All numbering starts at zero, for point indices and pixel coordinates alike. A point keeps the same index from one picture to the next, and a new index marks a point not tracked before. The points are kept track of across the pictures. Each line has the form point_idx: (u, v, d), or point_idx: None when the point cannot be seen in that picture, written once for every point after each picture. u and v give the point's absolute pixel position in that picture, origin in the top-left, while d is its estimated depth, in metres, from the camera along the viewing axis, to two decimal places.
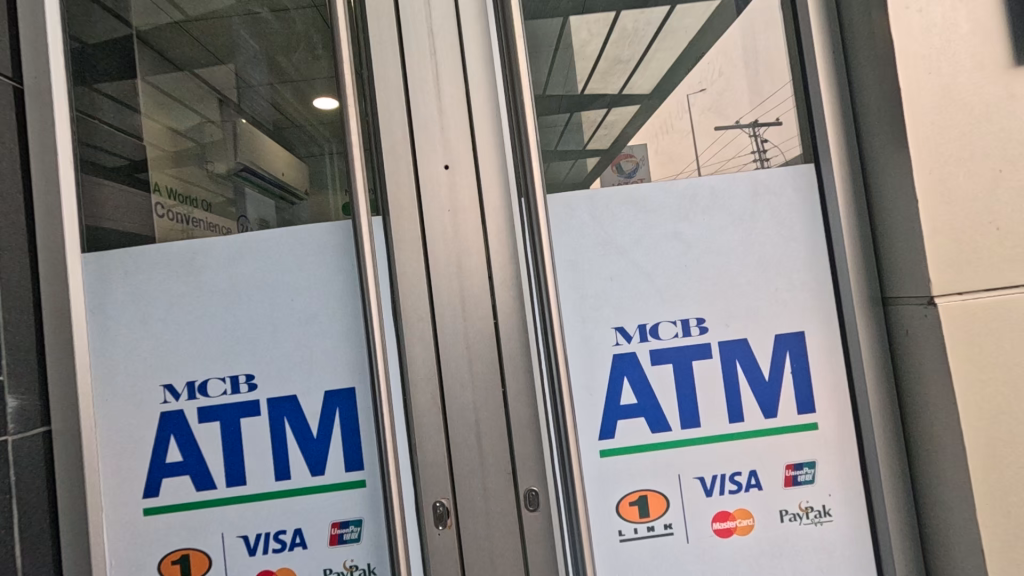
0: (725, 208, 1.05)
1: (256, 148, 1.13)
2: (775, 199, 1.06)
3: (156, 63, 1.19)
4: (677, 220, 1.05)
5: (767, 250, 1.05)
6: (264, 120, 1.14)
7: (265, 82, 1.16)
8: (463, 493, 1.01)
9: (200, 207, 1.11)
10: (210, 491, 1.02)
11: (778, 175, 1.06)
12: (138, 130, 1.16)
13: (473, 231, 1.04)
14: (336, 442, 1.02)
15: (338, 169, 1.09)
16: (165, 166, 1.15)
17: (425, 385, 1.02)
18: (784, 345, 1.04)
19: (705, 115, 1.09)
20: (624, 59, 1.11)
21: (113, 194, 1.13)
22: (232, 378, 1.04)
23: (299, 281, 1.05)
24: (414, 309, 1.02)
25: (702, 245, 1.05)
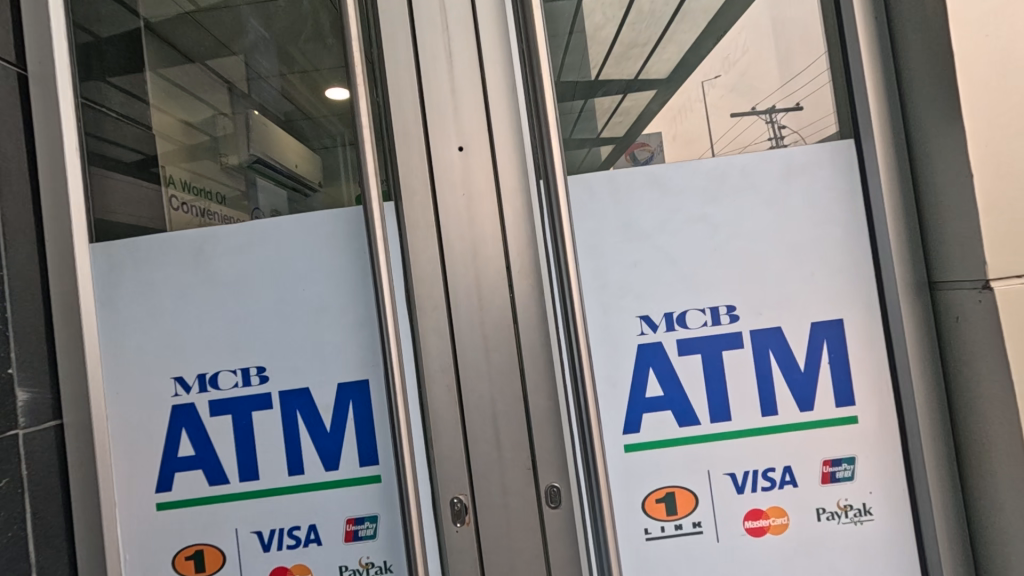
0: (758, 187, 0.99)
1: (267, 139, 1.09)
2: (812, 177, 0.99)
3: (164, 53, 1.16)
4: (705, 202, 0.99)
5: (802, 233, 0.98)
6: (274, 110, 1.10)
7: (274, 70, 1.11)
8: (481, 489, 0.97)
9: (215, 201, 1.07)
10: (223, 486, 1.00)
11: (815, 152, 0.99)
12: (149, 121, 1.14)
13: (489, 216, 0.99)
14: (350, 436, 0.99)
15: (351, 160, 1.05)
16: (177, 158, 1.12)
17: (441, 378, 0.97)
18: (821, 334, 0.98)
19: (736, 96, 1.02)
20: (640, 43, 1.04)
21: (123, 187, 1.10)
22: (243, 371, 1.01)
23: (310, 270, 1.01)
24: (428, 298, 0.98)
25: (732, 228, 0.99)
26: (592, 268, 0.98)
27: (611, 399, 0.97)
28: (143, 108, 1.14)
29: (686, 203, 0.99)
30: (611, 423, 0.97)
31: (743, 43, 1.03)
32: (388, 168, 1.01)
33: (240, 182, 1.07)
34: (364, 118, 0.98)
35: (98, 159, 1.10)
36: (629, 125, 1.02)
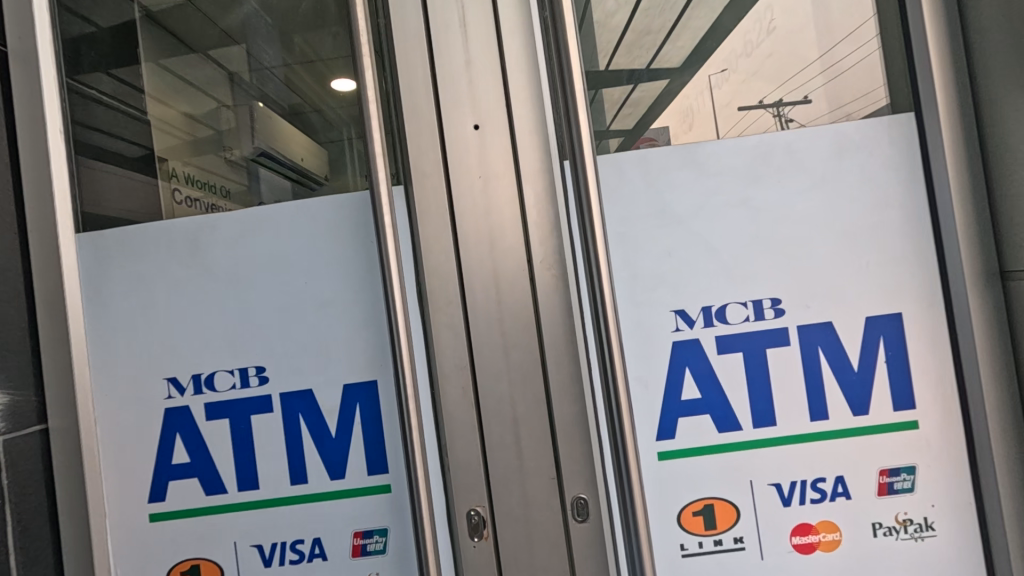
0: (807, 166, 0.89)
1: (269, 131, 1.01)
2: (868, 155, 0.88)
3: (157, 37, 1.07)
4: (748, 183, 0.89)
5: (857, 216, 0.88)
6: (274, 100, 1.02)
7: (274, 59, 1.03)
8: (501, 501, 0.88)
9: (219, 195, 0.98)
10: (220, 496, 0.92)
11: (871, 127, 0.89)
12: (144, 110, 1.06)
13: (508, 201, 0.90)
14: (358, 442, 0.91)
15: (357, 154, 0.96)
16: (172, 151, 1.03)
17: (456, 379, 0.89)
18: (877, 330, 0.88)
19: (774, 84, 0.92)
20: (653, 30, 0.95)
21: (117, 180, 1.02)
22: (241, 371, 0.93)
23: (313, 261, 0.93)
24: (442, 292, 0.89)
25: (779, 212, 0.89)
26: (622, 258, 0.89)
27: (643, 402, 0.88)
28: (136, 96, 1.06)
29: (726, 184, 0.89)
30: (642, 429, 0.88)
31: (771, 24, 0.93)
32: (398, 149, 0.92)
33: (243, 178, 0.98)
34: (372, 94, 0.88)
35: (87, 151, 1.03)
36: (637, 119, 0.92)
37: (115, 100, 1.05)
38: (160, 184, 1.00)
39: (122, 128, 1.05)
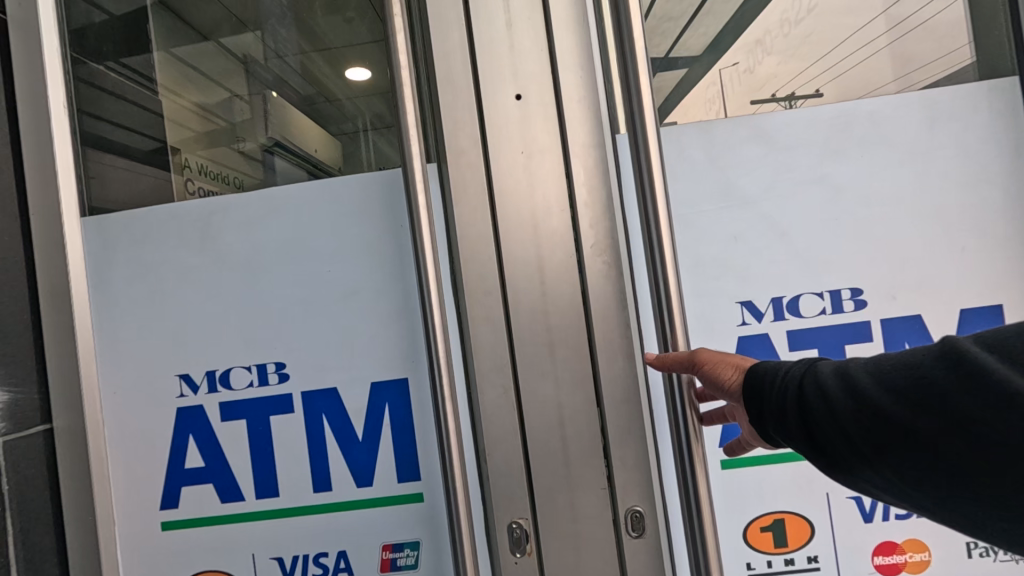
0: (891, 139, 0.81)
1: (287, 121, 0.93)
2: (961, 125, 0.80)
3: (167, 20, 0.99)
4: (826, 156, 0.81)
5: (945, 195, 0.81)
6: (290, 89, 0.94)
7: (291, 44, 0.95)
8: (546, 512, 0.79)
9: (229, 187, 0.90)
10: (237, 503, 0.84)
11: (965, 93, 0.81)
12: (149, 97, 0.98)
13: (555, 180, 0.81)
14: (387, 446, 0.82)
15: (375, 146, 0.88)
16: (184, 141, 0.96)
17: (496, 376, 0.80)
18: (972, 323, 0.80)
19: (813, 66, 0.85)
20: (675, 15, 0.87)
21: (124, 171, 0.94)
22: (259, 368, 0.85)
23: (337, 246, 0.85)
24: (480, 281, 0.81)
25: (861, 189, 0.81)
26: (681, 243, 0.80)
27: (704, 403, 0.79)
28: (140, 80, 0.99)
29: (795, 161, 0.81)
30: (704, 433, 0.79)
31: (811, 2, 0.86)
32: (432, 120, 0.83)
33: (256, 171, 0.90)
34: (405, 55, 0.76)
35: (91, 139, 0.96)
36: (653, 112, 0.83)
37: (122, 86, 0.98)
38: (170, 177, 0.93)
39: (123, 115, 0.98)
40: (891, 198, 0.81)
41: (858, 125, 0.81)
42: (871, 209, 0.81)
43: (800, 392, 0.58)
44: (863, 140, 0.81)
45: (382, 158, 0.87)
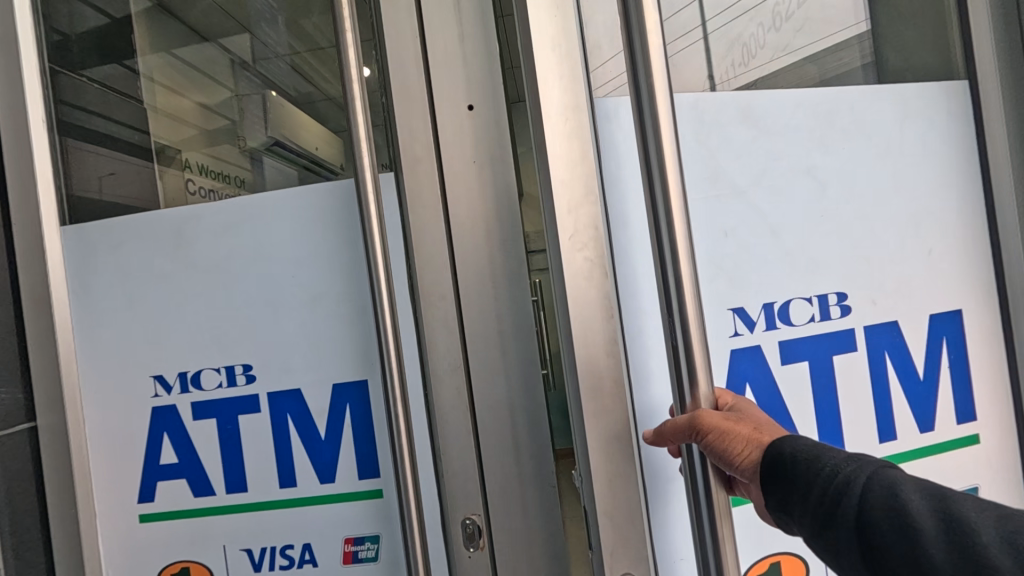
0: (867, 133, 0.84)
1: (288, 121, 0.96)
2: (927, 123, 0.86)
3: (171, 26, 1.05)
4: (813, 149, 0.82)
5: (914, 192, 0.85)
6: (288, 90, 0.98)
7: (285, 45, 0.98)
8: (498, 509, 0.83)
9: (232, 185, 0.94)
10: (209, 498, 0.89)
11: (931, 92, 0.86)
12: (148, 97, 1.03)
13: (507, 188, 0.83)
14: (348, 444, 0.86)
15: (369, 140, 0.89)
16: (190, 143, 1.00)
17: (450, 379, 0.83)
18: (941, 330, 0.86)
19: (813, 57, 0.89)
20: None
21: (109, 164, 1.00)
22: (228, 369, 0.89)
23: (299, 255, 0.87)
24: (435, 287, 0.83)
25: (839, 185, 0.83)
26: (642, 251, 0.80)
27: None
28: (133, 78, 1.04)
29: (751, 164, 0.81)
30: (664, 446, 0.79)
31: None
32: (390, 131, 0.85)
33: (245, 161, 0.95)
34: (355, 70, 0.78)
35: (77, 131, 1.01)
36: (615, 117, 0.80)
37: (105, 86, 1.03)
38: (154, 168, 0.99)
39: (115, 109, 1.03)
40: (845, 201, 0.83)
41: (806, 131, 0.82)
42: (828, 212, 0.83)
43: (867, 494, 0.51)
44: (809, 146, 0.82)
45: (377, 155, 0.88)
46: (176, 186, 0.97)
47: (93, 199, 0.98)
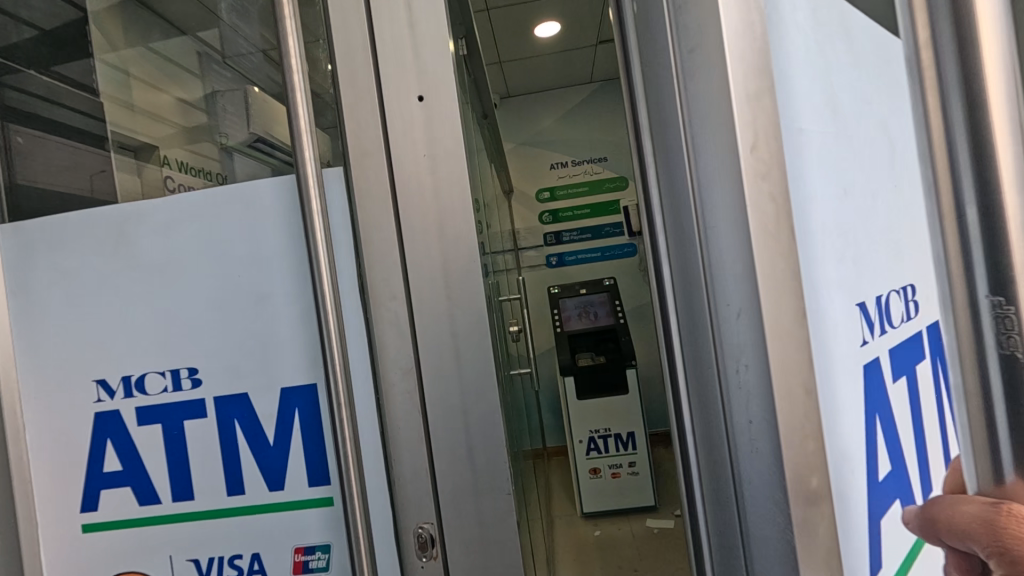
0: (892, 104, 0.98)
1: (272, 117, 0.89)
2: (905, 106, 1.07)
3: (156, 26, 1.05)
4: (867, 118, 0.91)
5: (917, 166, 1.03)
6: (267, 87, 0.93)
7: (257, 37, 0.93)
8: (453, 518, 0.80)
9: (215, 180, 0.90)
10: (154, 507, 0.86)
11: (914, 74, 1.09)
12: (130, 97, 1.04)
13: (459, 182, 0.79)
14: (298, 451, 0.83)
15: (330, 129, 0.84)
16: (172, 140, 0.98)
17: (402, 382, 0.80)
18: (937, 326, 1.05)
19: None
20: None
21: (68, 154, 0.99)
22: (173, 373, 0.85)
23: (246, 253, 0.83)
24: (386, 285, 0.80)
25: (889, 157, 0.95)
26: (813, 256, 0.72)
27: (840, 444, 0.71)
28: (114, 76, 1.05)
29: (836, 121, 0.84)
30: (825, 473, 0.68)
31: None
32: (340, 123, 0.82)
33: (213, 154, 0.92)
34: (296, 59, 0.74)
35: (38, 121, 1.02)
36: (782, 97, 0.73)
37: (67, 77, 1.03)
38: (121, 159, 0.97)
39: (77, 101, 1.03)
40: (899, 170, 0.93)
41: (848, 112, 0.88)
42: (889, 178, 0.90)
43: None
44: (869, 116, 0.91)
45: (336, 147, 0.83)
46: (154, 185, 0.93)
47: (39, 188, 0.97)
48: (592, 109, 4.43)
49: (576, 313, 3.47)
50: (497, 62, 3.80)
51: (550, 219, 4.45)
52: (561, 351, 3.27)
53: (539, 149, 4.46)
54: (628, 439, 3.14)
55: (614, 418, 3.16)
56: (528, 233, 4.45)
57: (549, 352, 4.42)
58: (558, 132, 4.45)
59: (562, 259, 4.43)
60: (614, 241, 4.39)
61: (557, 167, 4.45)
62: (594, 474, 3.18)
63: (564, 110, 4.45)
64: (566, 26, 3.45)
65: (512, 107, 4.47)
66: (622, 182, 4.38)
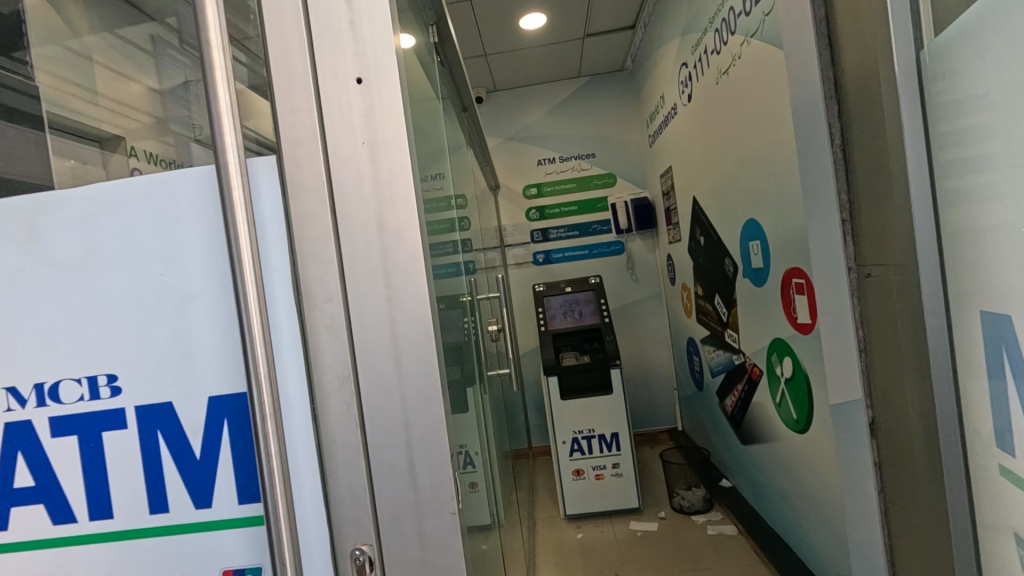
0: None
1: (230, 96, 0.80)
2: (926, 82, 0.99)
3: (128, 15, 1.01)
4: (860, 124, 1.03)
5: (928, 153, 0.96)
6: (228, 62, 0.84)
7: None
8: (391, 540, 0.73)
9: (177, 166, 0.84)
10: (70, 526, 0.78)
11: None
12: (94, 85, 0.98)
13: (402, 173, 0.72)
14: (227, 465, 0.76)
15: (263, 112, 0.77)
16: (141, 131, 0.93)
17: (337, 392, 0.73)
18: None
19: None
20: None
21: (4, 139, 0.93)
22: (90, 381, 0.78)
23: (168, 250, 0.75)
24: (321, 286, 0.73)
25: None
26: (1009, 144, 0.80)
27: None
28: (81, 63, 0.99)
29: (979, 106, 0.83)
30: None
31: None
32: (271, 105, 0.74)
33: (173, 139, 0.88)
34: (217, 34, 0.67)
35: None
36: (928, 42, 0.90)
37: (5, 62, 0.97)
38: (90, 148, 0.92)
39: (21, 82, 0.97)
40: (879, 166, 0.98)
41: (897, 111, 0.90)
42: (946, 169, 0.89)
43: None
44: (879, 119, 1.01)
45: (270, 130, 0.76)
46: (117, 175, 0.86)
47: None
48: (579, 104, 4.35)
49: (562, 312, 3.41)
50: (482, 55, 3.73)
51: (537, 216, 4.37)
52: (544, 349, 3.19)
53: (522, 143, 4.40)
54: (612, 440, 3.08)
55: (599, 418, 3.09)
56: (515, 229, 4.39)
57: (535, 351, 4.36)
58: (546, 127, 4.37)
59: (549, 257, 4.36)
60: (602, 238, 4.32)
61: (543, 163, 4.39)
62: (578, 476, 3.12)
63: (551, 105, 4.37)
64: (552, 18, 3.38)
65: (499, 101, 4.40)
66: (610, 178, 4.31)
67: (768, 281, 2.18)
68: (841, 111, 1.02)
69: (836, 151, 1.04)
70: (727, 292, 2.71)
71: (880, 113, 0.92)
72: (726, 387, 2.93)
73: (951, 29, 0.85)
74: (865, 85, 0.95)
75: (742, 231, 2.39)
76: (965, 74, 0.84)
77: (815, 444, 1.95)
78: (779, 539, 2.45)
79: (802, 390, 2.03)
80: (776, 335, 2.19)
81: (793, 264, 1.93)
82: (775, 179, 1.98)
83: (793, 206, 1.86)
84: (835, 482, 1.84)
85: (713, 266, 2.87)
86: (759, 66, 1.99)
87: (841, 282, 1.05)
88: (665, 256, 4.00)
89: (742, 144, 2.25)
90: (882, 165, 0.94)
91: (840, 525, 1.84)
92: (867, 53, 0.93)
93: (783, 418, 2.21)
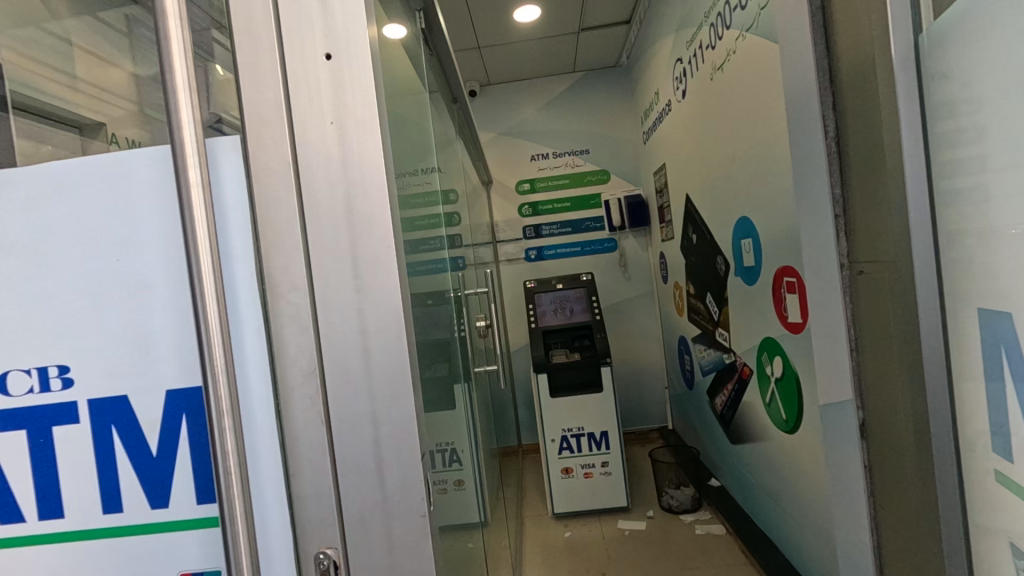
0: None
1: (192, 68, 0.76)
2: None
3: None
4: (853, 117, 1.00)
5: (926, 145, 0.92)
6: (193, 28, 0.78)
7: None
8: (357, 543, 0.70)
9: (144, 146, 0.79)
10: (18, 525, 0.74)
11: None
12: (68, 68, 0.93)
13: (373, 156, 0.68)
14: (185, 463, 0.72)
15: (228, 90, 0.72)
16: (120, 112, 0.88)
17: (301, 386, 0.69)
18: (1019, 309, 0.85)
19: None
20: None
21: None
22: (40, 372, 0.73)
23: (124, 234, 0.71)
24: (286, 274, 0.69)
25: None
26: (1005, 140, 0.78)
27: None
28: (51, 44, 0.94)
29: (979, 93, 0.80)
30: None
31: None
32: (235, 81, 0.70)
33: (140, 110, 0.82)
34: (174, 2, 0.62)
35: None
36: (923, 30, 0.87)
37: None
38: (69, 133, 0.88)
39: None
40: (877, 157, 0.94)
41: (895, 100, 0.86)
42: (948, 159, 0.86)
43: None
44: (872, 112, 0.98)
45: (235, 108, 0.72)
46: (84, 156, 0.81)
47: None
48: (574, 100, 4.31)
49: (552, 309, 3.39)
50: (476, 47, 3.68)
51: (530, 212, 4.33)
52: (535, 346, 3.16)
53: (515, 138, 4.36)
54: (601, 438, 3.06)
55: (588, 416, 3.07)
56: (507, 225, 4.35)
57: (526, 348, 4.33)
58: (540, 122, 4.33)
59: (541, 253, 4.32)
60: (594, 235, 4.29)
61: (537, 158, 4.34)
62: (566, 474, 3.09)
63: (546, 100, 4.33)
64: (546, 10, 3.33)
65: (493, 95, 4.35)
66: (604, 175, 4.28)
67: (760, 279, 2.16)
68: (836, 103, 0.99)
69: (831, 145, 1.00)
70: (719, 290, 2.69)
71: (877, 105, 0.89)
72: (717, 386, 2.91)
73: (946, 16, 0.82)
74: (860, 75, 0.92)
75: (734, 229, 2.36)
76: (965, 66, 0.81)
77: (803, 445, 1.93)
78: (767, 540, 2.43)
79: (792, 391, 2.01)
80: (766, 334, 2.16)
81: (785, 262, 1.91)
82: (767, 176, 1.95)
83: (786, 204, 1.83)
84: (822, 483, 1.82)
85: (705, 264, 2.85)
86: (753, 61, 1.96)
87: (834, 281, 1.02)
88: (658, 255, 3.98)
89: (735, 141, 2.22)
90: (877, 159, 0.91)
91: (827, 526, 1.82)
92: (863, 41, 0.90)
93: (772, 418, 2.19)
